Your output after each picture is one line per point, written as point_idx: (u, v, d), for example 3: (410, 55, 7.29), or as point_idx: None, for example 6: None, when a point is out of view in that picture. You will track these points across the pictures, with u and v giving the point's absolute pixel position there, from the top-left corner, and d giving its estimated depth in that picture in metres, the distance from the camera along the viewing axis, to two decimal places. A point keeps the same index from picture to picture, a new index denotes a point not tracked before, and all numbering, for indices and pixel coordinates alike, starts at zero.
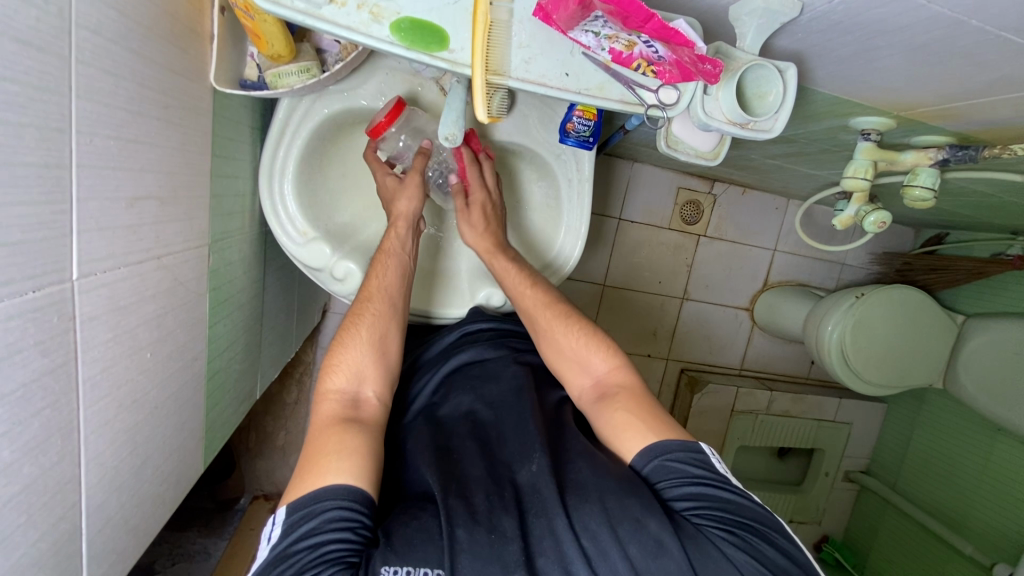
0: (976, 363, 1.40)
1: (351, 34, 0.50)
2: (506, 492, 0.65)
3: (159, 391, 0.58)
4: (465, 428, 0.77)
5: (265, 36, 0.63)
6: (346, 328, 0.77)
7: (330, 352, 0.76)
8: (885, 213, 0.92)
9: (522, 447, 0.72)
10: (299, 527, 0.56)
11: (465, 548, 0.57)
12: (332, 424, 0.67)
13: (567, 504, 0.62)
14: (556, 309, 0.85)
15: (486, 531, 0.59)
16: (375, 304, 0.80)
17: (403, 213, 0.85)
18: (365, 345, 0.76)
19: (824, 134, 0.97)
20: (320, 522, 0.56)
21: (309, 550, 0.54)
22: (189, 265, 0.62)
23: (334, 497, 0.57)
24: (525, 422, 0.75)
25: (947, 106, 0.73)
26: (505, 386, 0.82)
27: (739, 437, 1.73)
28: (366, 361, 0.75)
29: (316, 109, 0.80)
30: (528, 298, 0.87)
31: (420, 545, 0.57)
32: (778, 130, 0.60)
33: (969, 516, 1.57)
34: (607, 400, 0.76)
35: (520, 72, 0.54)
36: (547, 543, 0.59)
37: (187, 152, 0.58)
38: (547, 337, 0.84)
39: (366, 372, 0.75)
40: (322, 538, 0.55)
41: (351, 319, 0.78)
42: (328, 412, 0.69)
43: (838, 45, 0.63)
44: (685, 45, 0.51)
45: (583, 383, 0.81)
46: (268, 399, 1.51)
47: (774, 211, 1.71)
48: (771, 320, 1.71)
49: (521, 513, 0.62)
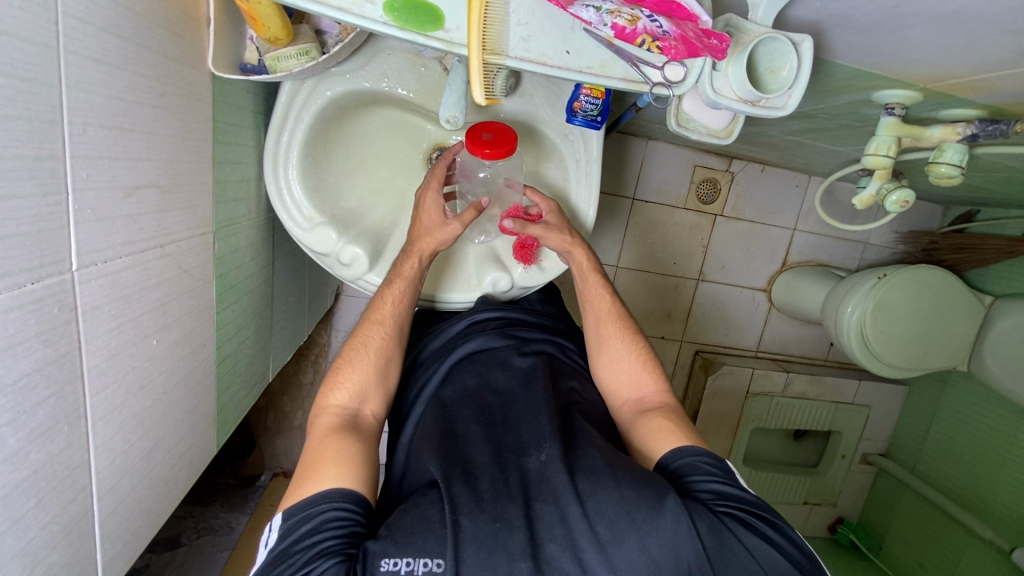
0: (1004, 344, 1.35)
1: (343, 14, 0.49)
2: (512, 479, 0.65)
3: (169, 376, 0.60)
4: (470, 411, 0.76)
5: (261, 19, 0.62)
6: (351, 346, 0.80)
7: (335, 366, 0.78)
8: (908, 191, 0.89)
9: (535, 434, 0.71)
10: (297, 529, 0.58)
11: (469, 538, 0.57)
12: (331, 434, 0.69)
13: (581, 491, 0.61)
14: (623, 324, 0.89)
15: (491, 520, 0.59)
16: (381, 327, 0.82)
17: (425, 245, 0.86)
18: (370, 366, 0.79)
19: (845, 108, 0.94)
20: (316, 523, 0.58)
21: (306, 549, 0.56)
22: (193, 252, 0.63)
23: (330, 500, 0.60)
24: (537, 412, 0.74)
25: (978, 78, 0.70)
26: (512, 376, 0.82)
27: (753, 419, 1.72)
28: (370, 381, 0.78)
29: (319, 92, 0.80)
30: (597, 305, 0.91)
31: (419, 534, 0.58)
32: (792, 107, 0.57)
33: (990, 499, 1.55)
34: (649, 412, 0.80)
35: (518, 50, 0.51)
36: (557, 529, 0.59)
37: (187, 140, 0.59)
38: (607, 346, 0.88)
39: (368, 390, 0.78)
40: (317, 537, 0.57)
41: (356, 337, 0.81)
42: (327, 423, 0.71)
43: (860, 14, 0.59)
44: (689, 19, 0.49)
45: (628, 397, 0.84)
46: (285, 380, 1.55)
47: (794, 188, 1.66)
48: (789, 301, 1.68)
49: (528, 500, 0.62)
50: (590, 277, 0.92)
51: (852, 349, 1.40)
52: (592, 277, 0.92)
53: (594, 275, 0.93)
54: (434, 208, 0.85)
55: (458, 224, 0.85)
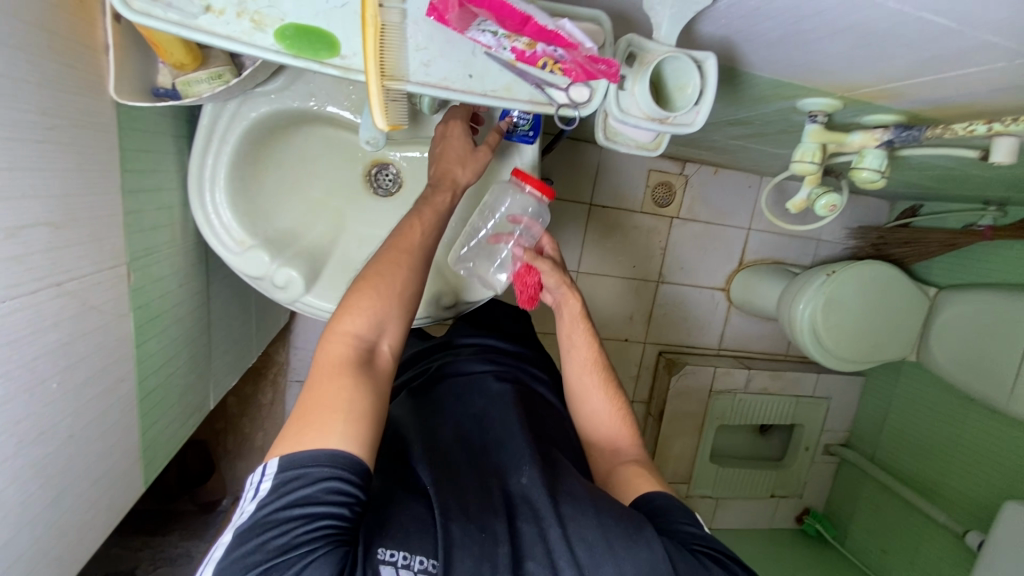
0: (948, 334, 1.40)
1: (232, 43, 0.47)
2: (496, 496, 0.63)
3: (72, 420, 0.57)
4: (451, 437, 0.74)
5: (163, 45, 0.60)
6: (371, 270, 0.70)
7: (353, 288, 0.69)
8: (837, 195, 0.92)
9: (515, 457, 0.70)
10: (294, 491, 0.53)
11: (459, 543, 0.55)
12: (340, 371, 0.63)
13: (563, 513, 0.61)
14: (605, 375, 0.87)
15: (479, 530, 0.57)
16: (403, 256, 0.72)
17: (452, 179, 0.78)
18: (392, 297, 0.70)
19: (775, 115, 0.96)
20: (315, 490, 0.53)
21: (303, 519, 0.52)
22: (101, 287, 0.61)
23: (336, 464, 0.55)
24: (517, 434, 0.73)
25: (889, 86, 0.72)
26: (493, 403, 0.80)
27: (718, 417, 1.75)
28: (389, 312, 0.70)
29: (243, 113, 0.78)
30: (581, 356, 0.87)
31: (415, 534, 0.56)
32: (700, 123, 0.57)
33: (943, 484, 1.60)
34: (623, 459, 0.80)
35: (419, 75, 0.51)
36: (537, 548, 0.58)
37: (85, 173, 0.57)
38: (584, 393, 0.87)
39: (388, 324, 0.70)
40: (316, 510, 0.52)
41: (377, 262, 0.71)
42: (339, 357, 0.65)
43: (764, 30, 0.61)
44: (573, 47, 0.49)
45: (603, 447, 0.84)
46: (243, 401, 1.50)
47: (746, 189, 1.70)
48: (746, 299, 1.70)
49: (512, 518, 0.61)
50: (577, 325, 0.87)
51: (805, 345, 1.43)
52: (578, 325, 0.87)
53: (582, 324, 0.87)
54: (462, 139, 0.79)
55: (473, 169, 0.79)
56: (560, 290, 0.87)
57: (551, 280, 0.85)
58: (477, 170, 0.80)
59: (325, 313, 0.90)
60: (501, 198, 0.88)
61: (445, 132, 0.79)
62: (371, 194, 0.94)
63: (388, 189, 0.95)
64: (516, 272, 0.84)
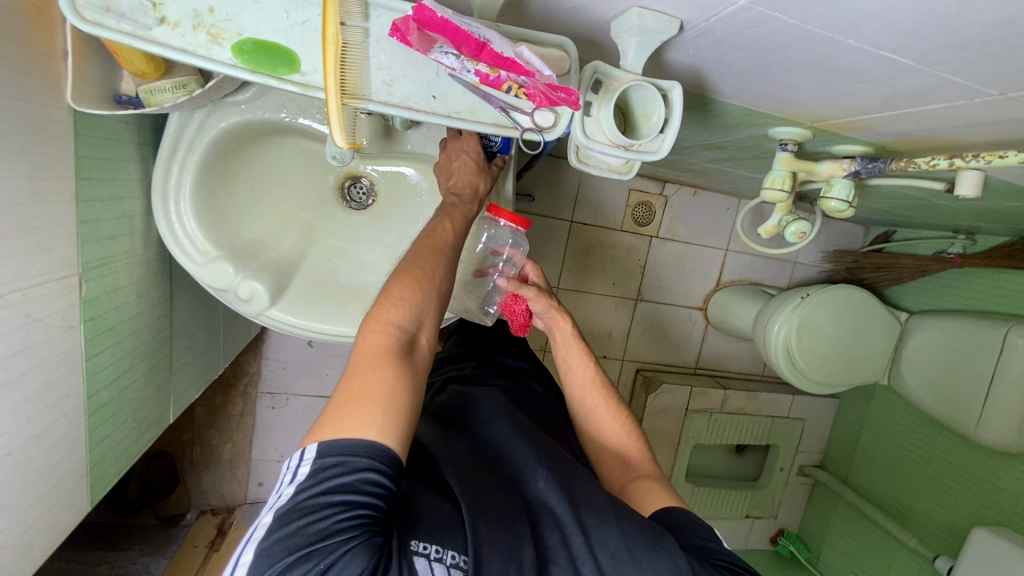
0: (919, 359, 1.42)
1: (187, 56, 0.46)
2: (517, 501, 0.62)
3: (9, 437, 0.55)
4: (467, 445, 0.72)
5: (123, 54, 0.59)
6: (410, 261, 0.68)
7: (394, 277, 0.66)
8: (806, 222, 0.93)
9: (533, 459, 0.69)
10: (335, 478, 0.50)
11: (487, 541, 0.53)
12: (383, 360, 0.59)
13: (584, 520, 0.60)
14: (610, 393, 0.87)
15: (505, 530, 0.55)
16: (441, 249, 0.70)
17: (475, 188, 0.78)
18: (432, 288, 0.67)
19: (747, 141, 0.97)
20: (356, 479, 0.50)
21: (344, 507, 0.48)
22: (48, 299, 0.58)
23: (378, 454, 0.52)
24: (531, 440, 0.72)
25: (855, 119, 0.73)
26: (506, 408, 0.79)
27: (694, 436, 1.75)
28: (429, 305, 0.67)
29: (211, 123, 0.77)
30: (582, 375, 0.87)
31: (444, 530, 0.54)
32: (665, 150, 0.58)
33: (915, 507, 1.61)
34: (635, 474, 0.79)
35: (381, 94, 0.50)
36: (562, 554, 0.57)
37: (35, 182, 0.55)
38: (590, 411, 0.87)
39: (426, 315, 0.66)
40: (356, 499, 0.49)
41: (415, 253, 0.69)
42: (380, 344, 0.60)
43: (731, 61, 0.61)
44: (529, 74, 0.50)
45: (614, 463, 0.83)
46: (209, 412, 1.46)
47: (725, 211, 1.72)
48: (723, 320, 1.71)
49: (534, 524, 0.59)
50: (572, 349, 0.87)
51: (779, 367, 1.44)
52: (573, 345, 0.87)
53: (577, 347, 0.87)
54: (476, 151, 0.79)
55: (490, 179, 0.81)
56: (547, 313, 0.87)
57: (539, 305, 0.86)
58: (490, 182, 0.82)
59: (291, 328, 0.88)
60: (478, 233, 0.86)
61: (459, 144, 0.79)
62: (343, 207, 0.93)
63: (362, 203, 0.93)
64: (504, 303, 0.86)
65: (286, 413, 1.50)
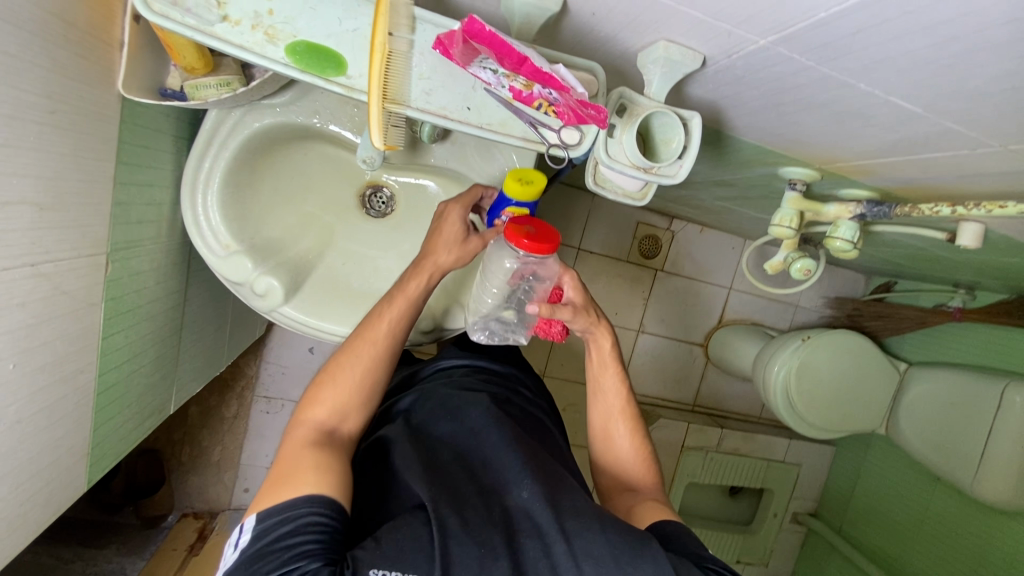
0: (918, 408, 1.42)
1: (243, 52, 0.50)
2: (495, 513, 0.62)
3: (22, 405, 0.56)
4: (450, 454, 0.72)
5: (176, 47, 0.62)
6: (335, 360, 0.74)
7: (318, 379, 0.74)
8: (811, 260, 0.95)
9: (511, 470, 0.68)
10: (274, 531, 0.56)
11: (457, 561, 0.54)
12: (305, 448, 0.65)
13: (567, 529, 0.60)
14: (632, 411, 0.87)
15: (478, 545, 0.56)
16: (370, 343, 0.75)
17: (433, 264, 0.78)
18: (354, 384, 0.74)
19: (757, 180, 1.00)
20: (294, 525, 0.55)
21: (285, 549, 0.54)
22: (75, 274, 0.60)
23: (309, 505, 0.57)
24: (512, 447, 0.72)
25: (864, 162, 0.76)
26: (487, 414, 0.78)
27: (688, 474, 1.74)
28: (352, 399, 0.74)
29: (246, 122, 0.80)
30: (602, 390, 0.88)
31: (409, 551, 0.55)
32: (682, 176, 0.61)
33: (908, 563, 1.58)
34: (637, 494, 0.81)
35: (419, 102, 0.54)
36: (541, 562, 0.57)
37: (80, 160, 0.57)
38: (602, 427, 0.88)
39: (348, 406, 0.73)
40: (297, 538, 0.54)
41: (347, 345, 0.75)
42: (303, 438, 0.68)
43: (748, 97, 0.65)
44: (564, 89, 0.52)
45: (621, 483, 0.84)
46: (204, 412, 1.45)
47: (730, 250, 1.75)
48: (723, 357, 1.72)
49: (512, 535, 0.60)
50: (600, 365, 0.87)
51: (776, 407, 1.45)
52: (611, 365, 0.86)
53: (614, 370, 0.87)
54: (456, 224, 0.78)
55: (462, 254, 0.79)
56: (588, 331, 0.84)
57: (579, 323, 0.82)
58: (463, 258, 0.80)
59: (301, 326, 0.89)
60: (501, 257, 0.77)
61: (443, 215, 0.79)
62: (362, 214, 0.96)
63: (381, 211, 0.96)
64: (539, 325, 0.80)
65: (281, 418, 1.49)
